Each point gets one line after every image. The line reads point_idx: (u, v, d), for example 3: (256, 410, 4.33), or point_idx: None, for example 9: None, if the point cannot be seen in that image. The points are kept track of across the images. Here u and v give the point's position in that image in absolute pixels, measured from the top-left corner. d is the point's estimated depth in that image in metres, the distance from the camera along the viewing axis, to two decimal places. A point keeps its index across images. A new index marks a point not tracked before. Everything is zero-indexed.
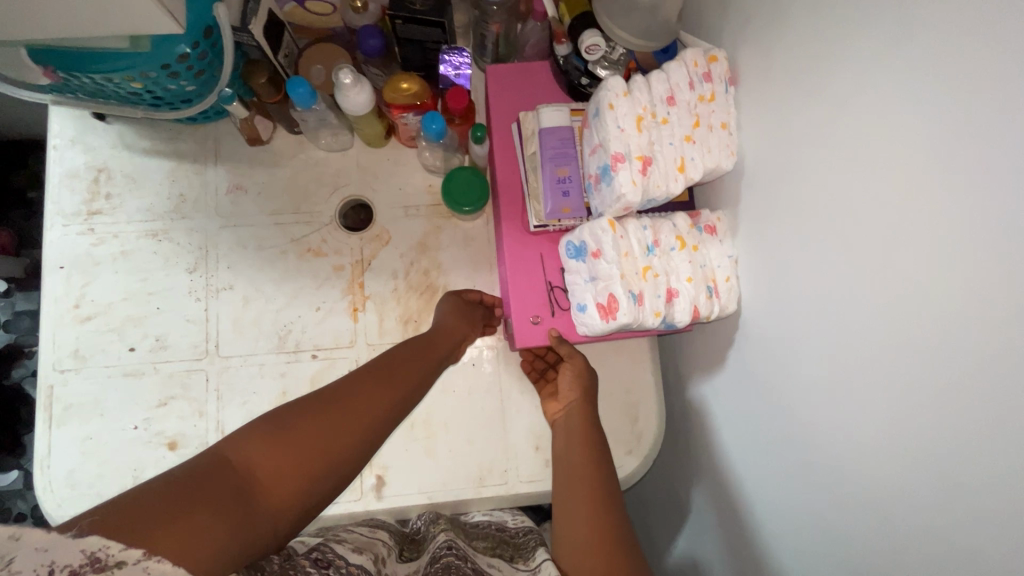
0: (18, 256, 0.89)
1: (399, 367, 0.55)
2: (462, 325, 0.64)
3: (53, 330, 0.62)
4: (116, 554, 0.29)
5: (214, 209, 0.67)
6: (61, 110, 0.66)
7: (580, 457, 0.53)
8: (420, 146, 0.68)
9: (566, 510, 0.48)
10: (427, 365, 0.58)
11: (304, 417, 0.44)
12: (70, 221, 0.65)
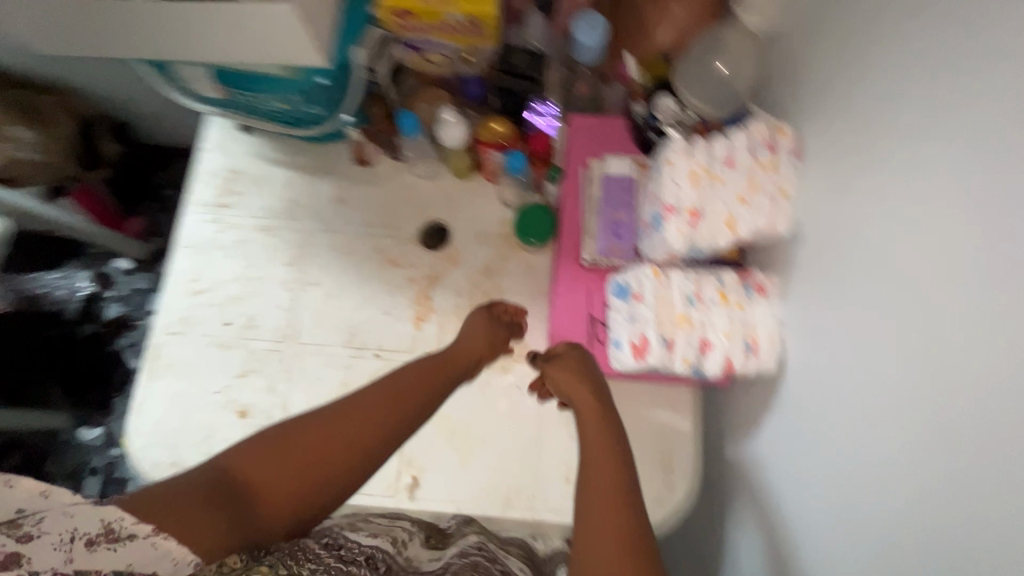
0: (146, 241, 1.22)
1: (414, 385, 0.52)
2: (481, 344, 0.62)
3: (169, 298, 0.74)
4: (128, 528, 0.37)
5: (315, 215, 0.78)
6: (215, 121, 0.81)
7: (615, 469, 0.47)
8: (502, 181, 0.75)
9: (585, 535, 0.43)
10: (442, 382, 0.55)
11: (315, 430, 0.46)
12: (203, 210, 0.78)
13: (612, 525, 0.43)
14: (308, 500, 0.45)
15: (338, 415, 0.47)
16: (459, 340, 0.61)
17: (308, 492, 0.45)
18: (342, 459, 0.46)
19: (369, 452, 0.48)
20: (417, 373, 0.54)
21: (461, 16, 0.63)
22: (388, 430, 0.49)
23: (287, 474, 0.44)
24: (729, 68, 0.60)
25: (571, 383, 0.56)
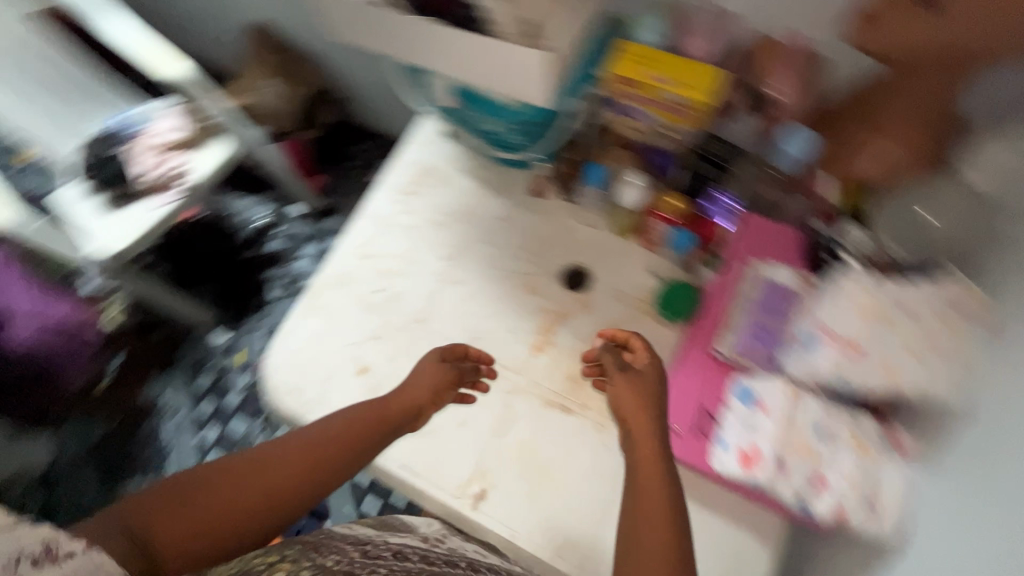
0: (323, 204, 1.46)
1: (327, 444, 0.63)
2: (423, 395, 0.70)
3: (340, 253, 0.86)
4: (64, 547, 0.45)
5: (479, 224, 0.86)
6: (427, 123, 0.93)
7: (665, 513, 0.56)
8: (660, 251, 0.77)
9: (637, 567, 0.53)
10: (359, 439, 0.65)
11: (225, 478, 0.58)
12: (392, 190, 0.90)
13: (654, 544, 0.54)
14: (231, 539, 0.57)
15: (250, 465, 0.60)
16: (400, 388, 0.70)
17: (223, 533, 0.57)
18: (250, 509, 0.58)
19: (283, 502, 0.60)
20: (330, 432, 0.64)
21: (680, 102, 0.68)
22: (289, 491, 0.60)
23: (204, 513, 0.56)
24: (938, 223, 0.61)
25: (630, 403, 0.64)
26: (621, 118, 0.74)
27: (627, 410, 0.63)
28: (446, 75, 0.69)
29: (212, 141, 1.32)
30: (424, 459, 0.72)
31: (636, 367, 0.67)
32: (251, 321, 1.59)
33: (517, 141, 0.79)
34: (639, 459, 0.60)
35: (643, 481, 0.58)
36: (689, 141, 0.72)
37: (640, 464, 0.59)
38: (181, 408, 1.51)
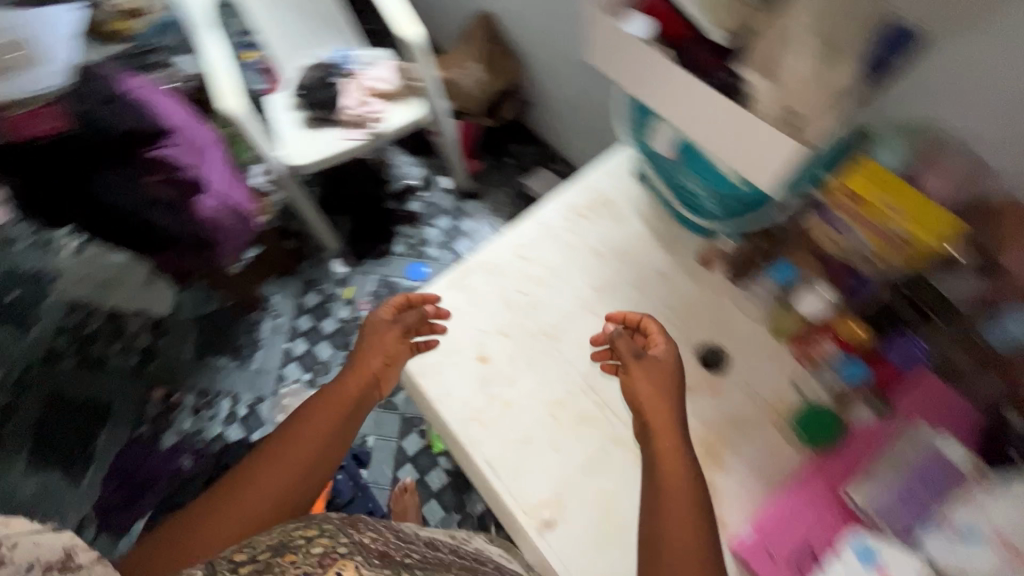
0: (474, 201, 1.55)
1: (308, 421, 0.70)
2: (383, 355, 0.78)
3: (499, 244, 0.90)
4: (81, 557, 0.42)
5: (636, 268, 0.86)
6: (623, 159, 0.96)
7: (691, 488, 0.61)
8: (819, 368, 0.75)
9: (660, 529, 0.59)
10: (337, 407, 0.72)
11: (233, 479, 0.64)
12: (566, 207, 0.93)
13: (677, 513, 0.59)
14: (257, 518, 0.61)
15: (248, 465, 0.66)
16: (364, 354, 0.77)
17: (245, 520, 0.61)
18: (263, 497, 0.63)
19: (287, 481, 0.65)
20: (309, 411, 0.71)
21: (901, 235, 0.62)
22: (293, 467, 0.66)
23: (223, 513, 0.61)
24: None
25: (648, 390, 0.69)
26: (821, 227, 0.70)
27: (644, 401, 0.68)
28: (676, 125, 0.71)
29: (410, 101, 1.43)
30: (510, 465, 0.74)
31: (650, 357, 0.71)
32: (369, 264, 1.69)
33: (707, 210, 0.79)
34: (664, 464, 0.63)
35: (664, 461, 0.63)
36: (898, 281, 0.67)
37: (664, 470, 0.62)
38: (285, 315, 1.64)
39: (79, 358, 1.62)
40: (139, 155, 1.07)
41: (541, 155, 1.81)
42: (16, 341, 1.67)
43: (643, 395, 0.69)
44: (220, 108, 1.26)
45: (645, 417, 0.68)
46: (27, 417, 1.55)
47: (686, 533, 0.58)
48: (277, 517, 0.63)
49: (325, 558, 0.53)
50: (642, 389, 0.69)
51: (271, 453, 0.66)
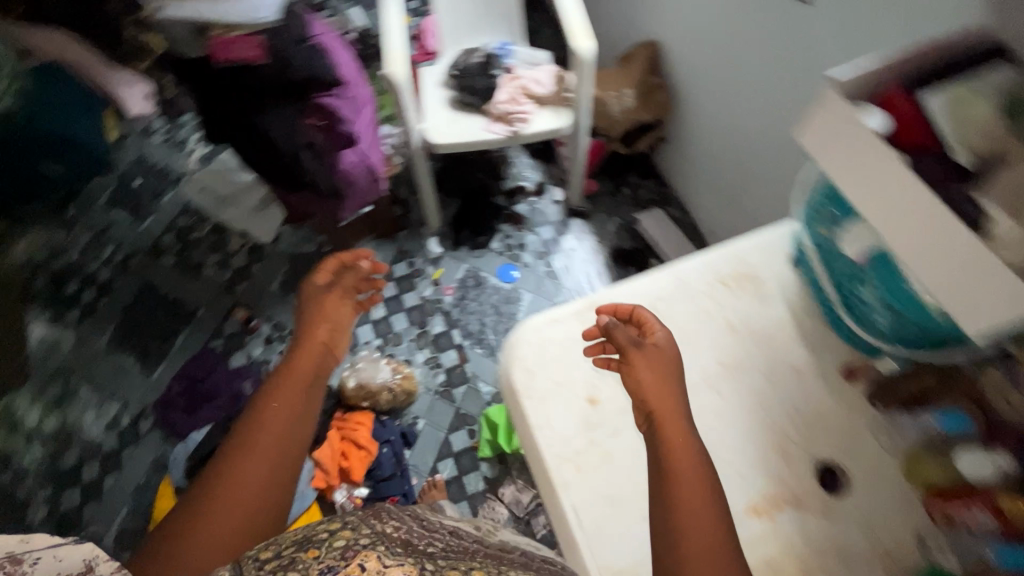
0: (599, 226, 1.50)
1: (270, 406, 0.80)
2: (321, 332, 0.92)
3: (633, 290, 0.87)
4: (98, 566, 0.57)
5: (770, 357, 0.82)
6: (783, 237, 0.91)
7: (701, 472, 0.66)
8: (964, 535, 0.62)
9: (677, 515, 0.63)
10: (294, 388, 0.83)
11: (212, 481, 0.74)
12: (710, 270, 0.88)
13: (692, 501, 0.64)
14: (253, 511, 0.73)
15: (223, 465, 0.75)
16: (306, 339, 0.90)
17: (244, 511, 0.72)
18: (254, 489, 0.74)
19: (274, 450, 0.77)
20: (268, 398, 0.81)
21: None
22: (274, 453, 0.77)
23: (215, 514, 0.71)
24: None
25: (649, 377, 0.71)
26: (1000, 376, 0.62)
27: (651, 398, 0.70)
28: (880, 238, 0.65)
29: (556, 112, 1.42)
30: (596, 521, 0.72)
31: (649, 346, 0.73)
32: (463, 251, 1.69)
33: (878, 325, 0.73)
34: (676, 468, 0.65)
35: (674, 455, 0.66)
36: None
37: (670, 454, 0.66)
38: None
39: (178, 259, 1.70)
40: (309, 99, 1.09)
41: (659, 195, 1.76)
42: (130, 226, 1.78)
43: (657, 389, 0.70)
44: (386, 70, 1.28)
45: (646, 404, 0.71)
46: (121, 299, 1.65)
47: (701, 515, 0.63)
48: (264, 498, 0.74)
49: (347, 552, 0.56)
50: (646, 381, 0.71)
51: (243, 449, 0.76)
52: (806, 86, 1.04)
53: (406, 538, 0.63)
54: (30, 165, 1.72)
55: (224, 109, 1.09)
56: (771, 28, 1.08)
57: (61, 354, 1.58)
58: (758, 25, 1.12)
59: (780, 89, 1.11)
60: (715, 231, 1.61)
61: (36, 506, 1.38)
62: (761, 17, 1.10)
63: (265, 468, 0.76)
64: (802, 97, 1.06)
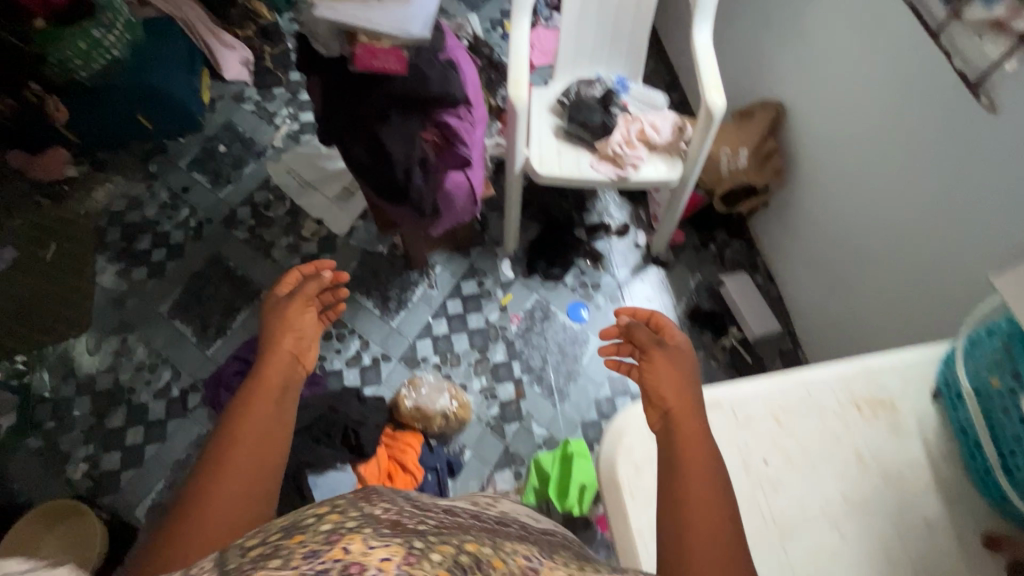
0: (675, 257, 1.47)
1: (256, 400, 0.74)
2: (298, 329, 0.89)
3: (756, 395, 0.80)
4: None
5: (900, 501, 0.74)
6: (923, 364, 0.83)
7: (710, 470, 0.62)
8: None
9: (682, 512, 0.59)
10: (276, 381, 0.79)
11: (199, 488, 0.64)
12: (841, 387, 0.81)
13: (699, 498, 0.59)
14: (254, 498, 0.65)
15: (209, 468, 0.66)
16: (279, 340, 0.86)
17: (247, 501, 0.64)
18: (252, 475, 0.67)
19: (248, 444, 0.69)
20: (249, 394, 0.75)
21: None
22: (267, 441, 0.71)
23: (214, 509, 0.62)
24: None
25: (667, 369, 0.72)
26: None
27: (668, 394, 0.70)
28: None
29: (667, 161, 1.35)
30: None
31: (668, 345, 0.76)
32: (535, 281, 1.64)
33: None
34: (685, 461, 0.63)
35: (688, 453, 0.64)
36: None
37: (680, 447, 0.65)
38: (439, 290, 1.61)
39: (250, 235, 1.69)
40: (433, 115, 1.05)
41: (746, 258, 1.68)
42: (208, 192, 1.77)
43: (672, 382, 0.71)
44: (510, 94, 1.24)
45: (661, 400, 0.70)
46: (188, 266, 1.64)
47: (709, 514, 0.58)
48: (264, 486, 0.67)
49: (334, 533, 0.40)
50: (664, 374, 0.72)
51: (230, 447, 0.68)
52: (948, 215, 1.08)
53: (396, 519, 0.46)
54: (126, 114, 1.74)
55: (343, 117, 1.02)
56: (929, 147, 1.08)
57: (124, 310, 1.58)
58: (922, 135, 1.09)
59: (901, 206, 1.18)
60: (803, 310, 1.52)
61: (77, 461, 1.38)
62: (918, 134, 1.10)
63: (262, 457, 0.69)
64: (936, 224, 1.10)
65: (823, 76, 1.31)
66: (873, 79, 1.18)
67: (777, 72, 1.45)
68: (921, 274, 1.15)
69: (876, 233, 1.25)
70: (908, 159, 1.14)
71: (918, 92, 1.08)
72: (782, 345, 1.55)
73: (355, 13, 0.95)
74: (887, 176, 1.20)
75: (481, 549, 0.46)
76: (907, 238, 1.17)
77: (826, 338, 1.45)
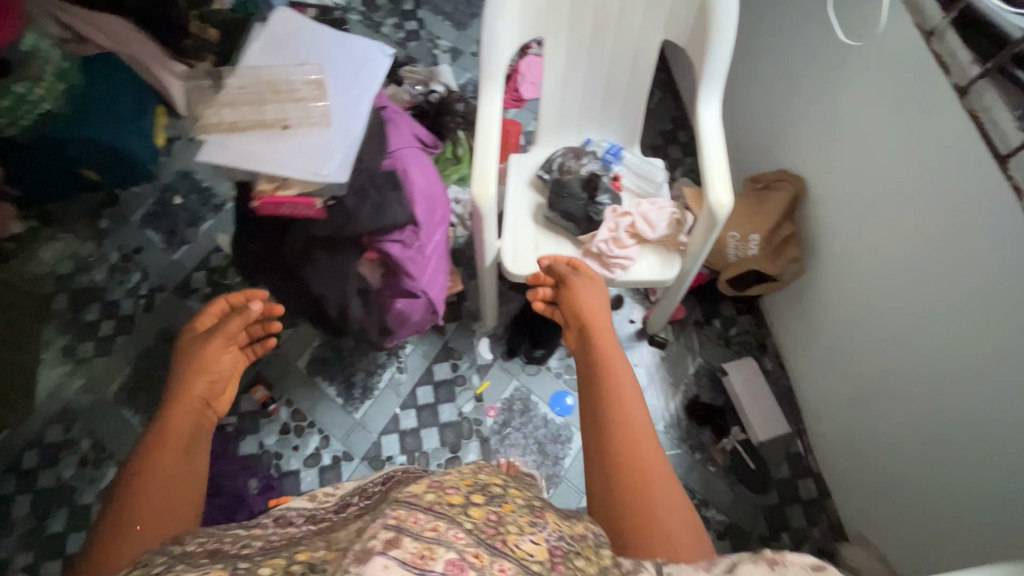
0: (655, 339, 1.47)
1: (174, 426, 0.72)
2: (220, 350, 0.83)
3: None
4: None
5: None
6: None
7: (616, 362, 0.80)
8: None
9: (598, 409, 0.74)
10: (194, 402, 0.75)
11: (116, 504, 0.63)
12: None
13: (606, 401, 0.74)
14: (179, 502, 0.66)
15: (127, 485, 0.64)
16: (201, 361, 0.80)
17: (171, 504, 0.65)
18: (177, 482, 0.67)
19: (181, 450, 0.70)
20: (172, 420, 0.72)
21: None
22: (189, 452, 0.71)
23: (134, 515, 0.62)
24: None
25: (590, 290, 0.97)
26: None
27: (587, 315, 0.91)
28: None
29: (662, 259, 1.15)
30: None
31: (584, 274, 1.01)
32: (516, 364, 1.47)
33: None
34: (599, 370, 0.79)
35: (597, 377, 0.78)
36: None
37: (594, 372, 0.79)
38: (409, 375, 1.46)
39: (206, 306, 1.55)
40: (371, 242, 0.90)
41: (754, 337, 1.49)
42: (161, 254, 1.62)
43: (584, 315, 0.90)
44: (475, 191, 1.04)
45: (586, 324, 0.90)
46: (139, 341, 1.51)
47: (619, 405, 0.73)
48: (184, 491, 0.67)
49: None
50: (585, 298, 0.96)
51: (149, 462, 0.67)
52: (976, 371, 0.94)
53: (207, 553, 0.57)
54: (68, 167, 1.58)
55: (271, 256, 0.92)
56: (965, 291, 0.93)
57: (70, 394, 1.46)
58: (972, 274, 0.92)
59: (886, 289, 1.10)
60: (815, 406, 1.35)
61: (15, 572, 1.28)
62: (953, 275, 0.95)
63: (181, 466, 0.69)
64: (959, 376, 0.98)
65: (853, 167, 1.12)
66: (893, 181, 1.03)
67: (803, 138, 1.24)
68: (926, 401, 1.05)
69: (851, 315, 1.19)
70: (925, 291, 1.01)
71: (970, 225, 0.90)
72: (791, 447, 1.39)
73: (261, 152, 0.84)
74: (867, 277, 1.13)
75: (308, 547, 0.50)
76: (883, 325, 1.12)
77: (841, 445, 1.29)
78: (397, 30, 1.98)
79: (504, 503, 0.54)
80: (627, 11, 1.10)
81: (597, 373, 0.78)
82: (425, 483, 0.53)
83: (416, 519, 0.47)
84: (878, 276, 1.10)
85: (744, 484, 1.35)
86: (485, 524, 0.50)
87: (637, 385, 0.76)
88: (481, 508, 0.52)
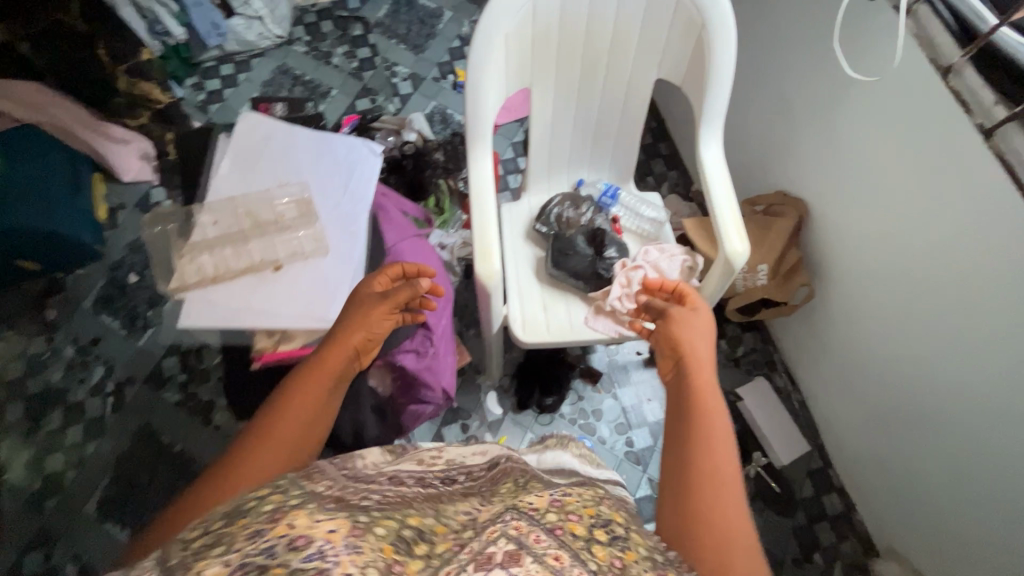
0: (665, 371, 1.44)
1: (320, 375, 0.68)
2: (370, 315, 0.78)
3: None
4: None
5: None
6: None
7: (715, 409, 0.70)
8: None
9: (692, 452, 0.64)
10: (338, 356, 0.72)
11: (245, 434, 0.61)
12: None
13: (711, 451, 0.64)
14: (294, 450, 0.61)
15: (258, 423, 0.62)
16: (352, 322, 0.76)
17: (289, 447, 0.61)
18: (301, 430, 0.63)
19: (312, 404, 0.65)
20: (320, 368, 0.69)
21: None
22: (320, 402, 0.67)
23: (253, 450, 0.59)
24: None
25: (694, 321, 0.84)
26: None
27: (690, 345, 0.80)
28: None
29: None
30: None
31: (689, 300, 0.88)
32: (527, 417, 1.41)
33: None
34: (708, 412, 0.69)
35: (706, 415, 0.69)
36: None
37: (699, 411, 0.69)
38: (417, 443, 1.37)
39: (184, 395, 1.42)
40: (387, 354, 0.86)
41: (762, 355, 1.49)
42: (123, 342, 1.48)
43: (671, 333, 0.83)
44: (478, 268, 0.96)
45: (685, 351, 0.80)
46: (113, 444, 1.37)
47: (726, 471, 0.63)
48: (305, 443, 0.63)
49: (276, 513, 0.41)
50: (692, 326, 0.83)
51: (287, 402, 0.64)
52: (1000, 405, 0.93)
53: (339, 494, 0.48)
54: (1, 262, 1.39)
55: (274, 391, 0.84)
56: (988, 325, 0.91)
57: (40, 516, 1.31)
58: (995, 309, 0.89)
59: (897, 313, 1.08)
60: (831, 421, 1.35)
61: None
62: (976, 308, 0.92)
63: (307, 417, 0.64)
64: (982, 406, 0.96)
65: (860, 192, 1.08)
66: (901, 207, 1.00)
67: (804, 160, 1.20)
68: (944, 428, 1.05)
69: (860, 337, 1.19)
70: (944, 310, 0.98)
71: (989, 260, 0.88)
72: (811, 464, 1.39)
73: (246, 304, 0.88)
74: (879, 302, 1.12)
75: (423, 519, 0.47)
76: (895, 348, 1.11)
77: (862, 462, 1.29)
78: (349, 60, 1.83)
79: (628, 549, 0.47)
80: (617, 54, 1.02)
81: (690, 402, 0.71)
82: (547, 498, 0.51)
83: (538, 539, 0.45)
84: (887, 301, 1.09)
85: (772, 509, 1.34)
86: (609, 568, 0.44)
87: (732, 438, 0.67)
88: (605, 548, 0.46)
